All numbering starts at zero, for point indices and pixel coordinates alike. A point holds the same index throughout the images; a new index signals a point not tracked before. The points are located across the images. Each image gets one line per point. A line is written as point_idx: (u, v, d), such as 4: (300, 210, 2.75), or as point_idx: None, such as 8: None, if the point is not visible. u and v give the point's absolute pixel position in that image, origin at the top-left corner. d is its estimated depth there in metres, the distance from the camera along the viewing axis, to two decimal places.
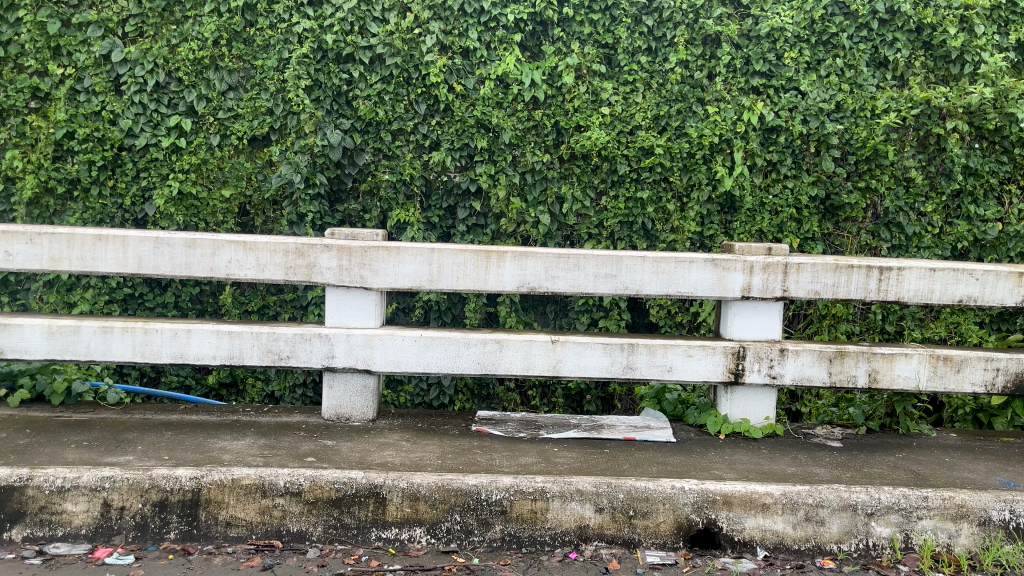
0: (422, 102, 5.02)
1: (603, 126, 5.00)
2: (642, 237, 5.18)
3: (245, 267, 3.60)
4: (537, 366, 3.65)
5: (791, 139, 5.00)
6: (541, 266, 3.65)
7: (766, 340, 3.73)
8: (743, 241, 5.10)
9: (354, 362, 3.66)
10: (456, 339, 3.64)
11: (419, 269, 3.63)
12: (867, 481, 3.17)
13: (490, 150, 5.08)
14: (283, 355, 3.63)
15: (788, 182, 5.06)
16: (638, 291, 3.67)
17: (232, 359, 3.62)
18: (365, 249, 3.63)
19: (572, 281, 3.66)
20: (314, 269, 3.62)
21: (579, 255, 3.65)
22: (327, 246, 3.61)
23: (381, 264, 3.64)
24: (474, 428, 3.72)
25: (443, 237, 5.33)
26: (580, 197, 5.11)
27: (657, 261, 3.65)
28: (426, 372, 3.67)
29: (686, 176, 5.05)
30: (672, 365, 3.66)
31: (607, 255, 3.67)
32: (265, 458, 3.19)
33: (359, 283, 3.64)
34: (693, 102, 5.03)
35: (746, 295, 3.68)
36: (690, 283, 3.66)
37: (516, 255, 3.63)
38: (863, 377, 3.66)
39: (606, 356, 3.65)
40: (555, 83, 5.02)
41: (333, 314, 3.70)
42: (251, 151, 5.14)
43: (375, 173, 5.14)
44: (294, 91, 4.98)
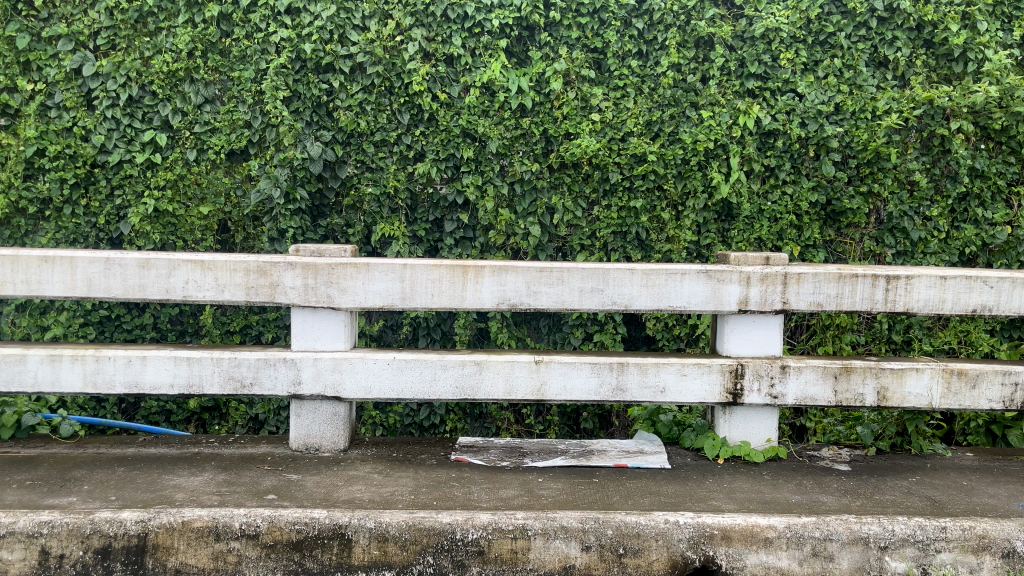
0: (405, 112, 4.84)
1: (593, 133, 4.83)
2: (636, 248, 4.97)
3: (203, 288, 3.42)
4: (519, 390, 3.45)
5: (790, 143, 4.82)
6: (523, 280, 3.45)
7: (766, 356, 3.54)
8: (741, 250, 4.90)
9: (322, 389, 3.47)
10: (432, 363, 3.45)
11: (391, 287, 3.44)
12: (879, 511, 2.96)
13: (477, 160, 4.90)
14: (246, 382, 3.43)
15: (787, 188, 4.86)
16: (627, 306, 3.47)
17: (190, 387, 3.43)
18: (331, 266, 3.44)
19: (555, 297, 3.47)
20: (278, 289, 3.43)
21: (563, 269, 3.45)
22: (291, 264, 3.42)
23: (349, 282, 3.45)
24: (455, 457, 3.52)
25: (430, 252, 5.14)
26: (571, 207, 4.92)
27: (646, 274, 3.45)
28: (401, 398, 3.47)
29: (680, 184, 4.86)
30: (665, 386, 3.45)
31: (593, 268, 3.47)
32: (221, 497, 3.00)
33: (325, 303, 3.45)
34: (686, 106, 4.85)
35: (743, 308, 3.48)
36: (682, 296, 3.46)
37: (495, 269, 3.44)
38: (871, 395, 3.45)
39: (595, 377, 3.45)
40: (542, 90, 4.85)
41: (299, 336, 3.52)
42: (229, 165, 4.96)
43: (358, 187, 4.95)
44: (272, 103, 4.81)
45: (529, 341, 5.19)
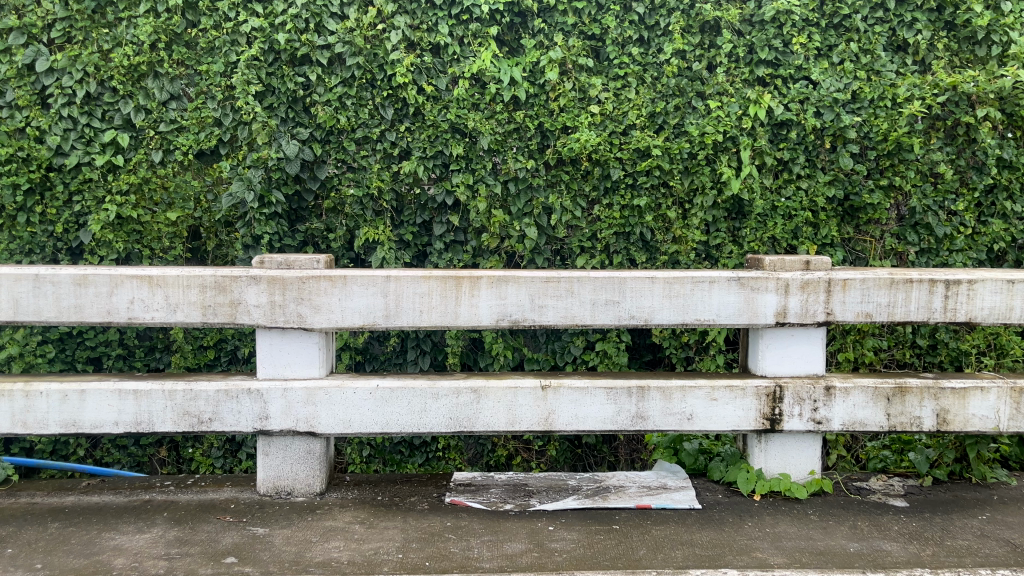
0: (388, 106, 4.46)
1: (593, 126, 4.47)
2: (640, 249, 4.60)
3: (151, 307, 3.12)
4: (524, 421, 3.17)
5: (804, 134, 4.47)
6: (526, 293, 3.17)
7: (808, 375, 3.28)
8: (753, 249, 4.55)
9: (292, 424, 3.17)
10: (418, 391, 3.17)
11: (372, 304, 3.15)
12: (956, 562, 2.63)
13: (466, 157, 4.52)
14: (204, 418, 3.14)
15: (802, 183, 4.51)
16: (648, 320, 3.20)
17: (137, 425, 3.14)
18: (299, 279, 3.13)
19: (563, 309, 3.19)
20: (241, 308, 3.13)
21: (571, 279, 3.18)
22: (253, 279, 3.12)
23: (322, 298, 3.15)
24: (451, 500, 3.16)
25: (418, 257, 4.76)
26: (570, 206, 4.55)
27: (667, 283, 3.18)
28: (386, 431, 3.18)
29: (687, 180, 4.51)
30: (693, 413, 3.20)
31: (607, 278, 3.20)
32: (170, 562, 2.62)
33: (296, 323, 3.15)
34: (691, 96, 4.50)
35: (781, 321, 3.21)
36: (711, 308, 3.20)
37: (494, 279, 3.17)
38: (930, 420, 3.21)
39: (611, 404, 3.18)
40: (537, 81, 4.48)
41: (265, 363, 3.20)
42: (198, 167, 4.57)
43: (339, 188, 4.57)
44: (243, 98, 4.42)
45: (526, 351, 4.80)
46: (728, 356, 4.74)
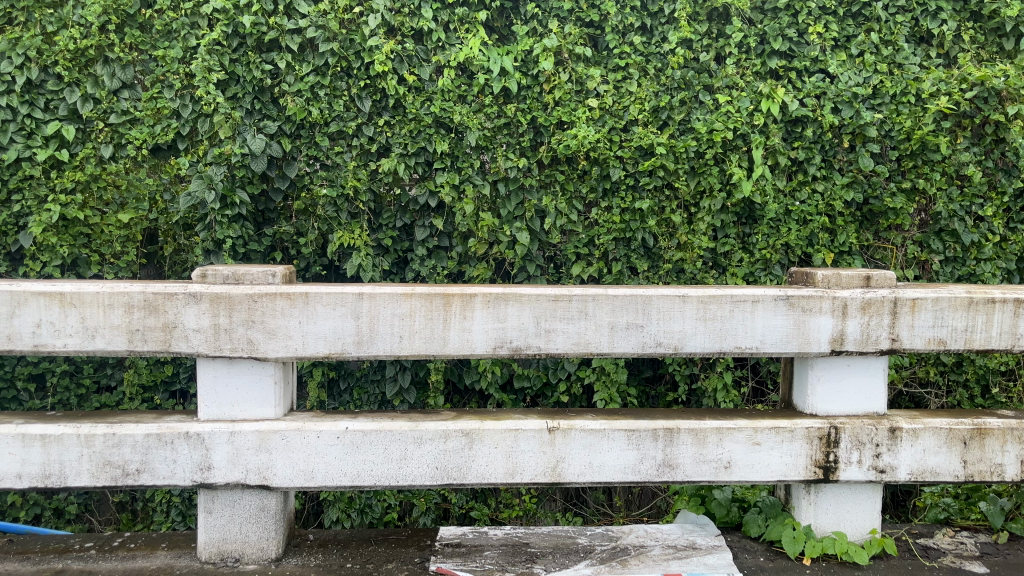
0: (366, 98, 4.03)
1: (591, 121, 4.07)
2: (642, 256, 4.21)
3: (63, 333, 2.71)
4: (524, 471, 2.85)
5: (821, 132, 4.11)
6: (530, 315, 2.82)
7: (867, 415, 2.99)
8: (764, 255, 4.17)
9: (240, 475, 2.79)
10: (395, 434, 2.82)
11: (340, 327, 2.78)
12: None
13: (451, 154, 4.11)
14: (131, 469, 2.76)
15: (817, 185, 4.14)
16: (678, 348, 2.88)
17: (48, 477, 2.75)
18: (250, 297, 2.74)
19: (575, 333, 2.85)
20: (178, 335, 2.74)
21: (584, 297, 2.83)
22: (189, 297, 2.72)
23: (278, 322, 2.77)
24: (437, 568, 2.82)
25: (399, 264, 4.33)
26: (565, 209, 4.14)
27: (701, 301, 2.86)
28: (358, 482, 2.82)
29: (694, 180, 4.12)
30: (731, 460, 2.90)
31: (630, 297, 2.86)
32: None
33: (246, 350, 2.77)
34: (698, 90, 4.13)
35: (836, 348, 2.90)
36: (753, 334, 2.88)
37: (491, 298, 2.81)
38: (1012, 466, 2.93)
39: (633, 450, 2.88)
40: (529, 72, 4.08)
41: (209, 400, 2.85)
42: (154, 164, 4.13)
43: (310, 188, 4.14)
44: (203, 87, 3.96)
45: (516, 367, 4.37)
46: (735, 374, 4.36)
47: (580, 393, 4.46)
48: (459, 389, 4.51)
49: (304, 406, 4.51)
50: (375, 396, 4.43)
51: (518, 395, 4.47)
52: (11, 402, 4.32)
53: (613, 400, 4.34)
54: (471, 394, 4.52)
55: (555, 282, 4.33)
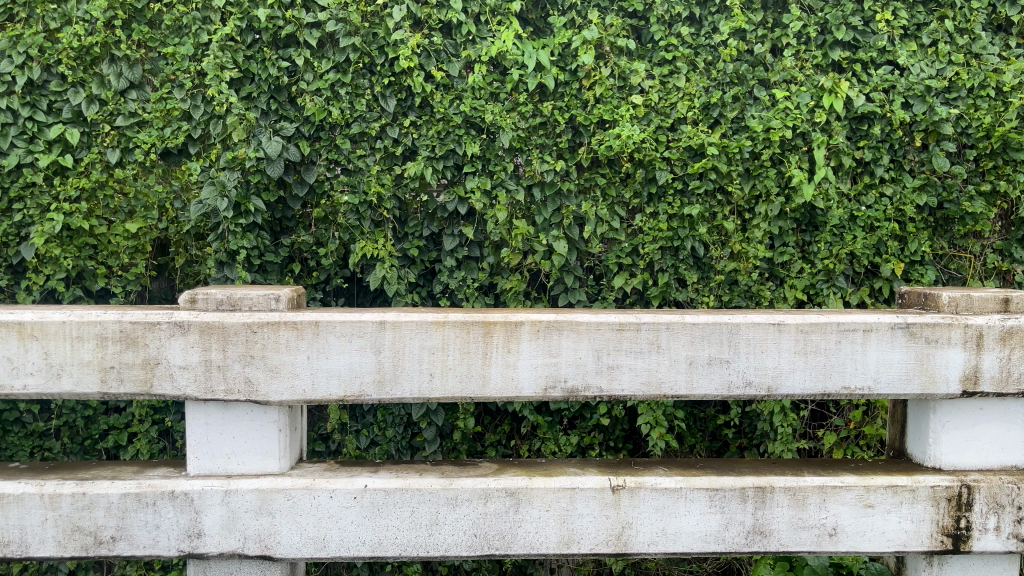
0: (391, 97, 3.73)
1: (635, 120, 3.73)
2: (691, 267, 3.86)
3: (25, 372, 2.45)
4: (585, 539, 2.61)
5: (890, 129, 3.73)
6: (588, 348, 2.55)
7: (1002, 469, 2.72)
8: (826, 265, 3.79)
9: (234, 541, 2.54)
10: (424, 494, 2.57)
11: (359, 363, 2.51)
12: None
13: (482, 157, 3.78)
14: (106, 536, 2.51)
15: (885, 188, 3.76)
16: (773, 389, 2.60)
17: (9, 546, 2.49)
18: (248, 327, 2.47)
19: (645, 370, 2.57)
20: (162, 373, 2.47)
21: (661, 328, 2.56)
22: (173, 331, 2.45)
23: (283, 358, 2.49)
24: None
25: (425, 276, 4.01)
26: (607, 216, 3.79)
27: (800, 331, 2.58)
28: (380, 549, 2.57)
29: (748, 184, 3.76)
30: (837, 525, 2.65)
31: (716, 328, 2.57)
32: None
33: (244, 390, 2.50)
34: (752, 85, 3.78)
35: (968, 389, 2.61)
36: (863, 372, 2.59)
37: (540, 328, 2.54)
38: None
39: (717, 514, 2.63)
40: (567, 66, 3.74)
41: (202, 453, 2.59)
42: (163, 169, 3.85)
43: (331, 194, 3.84)
44: (215, 86, 3.66)
45: None
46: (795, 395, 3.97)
47: (623, 415, 4.11)
48: (490, 410, 4.16)
49: (324, 428, 4.19)
50: (401, 418, 4.10)
51: (555, 417, 4.12)
52: (13, 424, 4.05)
53: (658, 423, 3.95)
54: (503, 416, 4.16)
55: (594, 295, 3.98)
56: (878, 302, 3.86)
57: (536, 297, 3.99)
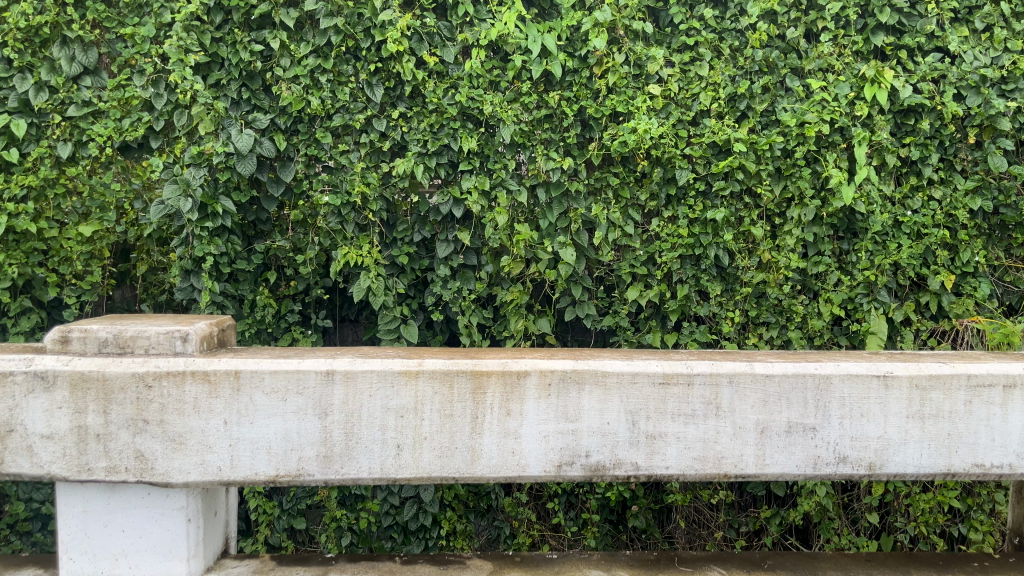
0: (378, 85, 3.30)
1: (652, 113, 3.31)
2: (714, 278, 3.43)
3: None
4: None
5: (940, 124, 3.32)
6: (618, 409, 2.35)
7: None
8: (867, 277, 3.36)
9: None
10: None
11: (294, 429, 2.29)
12: None
13: (480, 153, 3.36)
14: None
15: (934, 191, 3.35)
16: (880, 467, 2.39)
17: None
18: (140, 379, 2.24)
19: (698, 439, 2.36)
20: (18, 447, 2.24)
21: (745, 396, 2.35)
22: (33, 392, 2.22)
23: (186, 425, 2.26)
24: None
25: (416, 286, 3.59)
26: (621, 220, 3.37)
27: (913, 386, 2.37)
28: None
29: (779, 186, 3.34)
30: None
31: (812, 394, 2.36)
32: None
33: (136, 464, 2.26)
34: (784, 74, 3.35)
35: None
36: (998, 445, 2.38)
37: (552, 381, 2.33)
38: None
39: None
40: (577, 52, 3.31)
41: (84, 548, 2.37)
42: (122, 166, 3.43)
43: (311, 194, 3.42)
44: (178, 72, 3.21)
45: None
46: None
47: None
48: None
49: None
50: None
51: None
52: None
53: None
54: None
55: (605, 308, 3.55)
56: (924, 317, 3.44)
57: (539, 310, 3.56)
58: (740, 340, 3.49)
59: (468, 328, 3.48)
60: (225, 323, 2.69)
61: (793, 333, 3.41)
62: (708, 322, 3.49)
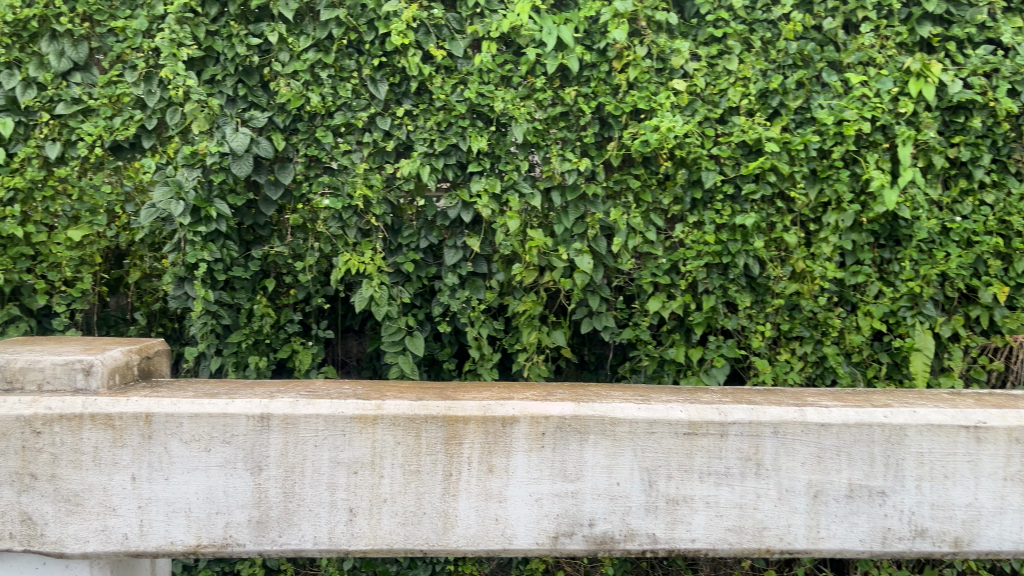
0: (383, 81, 3.10)
1: (677, 110, 3.06)
2: (743, 288, 3.17)
3: None
4: None
5: (992, 121, 3.05)
6: (631, 464, 2.31)
7: None
8: (911, 288, 3.09)
9: None
10: None
11: (212, 487, 2.27)
12: None
13: (490, 154, 3.14)
14: None
15: (985, 196, 3.09)
16: (967, 544, 2.34)
17: None
18: (29, 427, 2.23)
19: (734, 504, 2.32)
20: None
21: (812, 455, 2.30)
22: None
23: (82, 480, 2.25)
24: None
25: (422, 294, 3.38)
26: (642, 226, 3.13)
27: (1011, 441, 2.30)
28: None
29: (813, 189, 3.09)
30: None
31: (886, 452, 2.31)
32: None
33: (29, 523, 2.26)
34: (820, 68, 3.11)
35: None
36: None
37: (546, 431, 2.29)
38: None
39: None
40: (595, 45, 3.08)
41: None
42: (113, 167, 3.27)
43: (311, 197, 3.20)
44: (170, 67, 2.99)
45: None
46: None
47: None
48: None
49: None
50: None
51: None
52: None
53: None
54: None
55: (624, 320, 3.31)
56: (975, 333, 3.19)
57: (554, 322, 3.33)
58: (771, 356, 3.23)
59: (477, 340, 3.25)
60: (151, 351, 2.72)
61: (829, 349, 3.15)
62: (736, 335, 3.25)
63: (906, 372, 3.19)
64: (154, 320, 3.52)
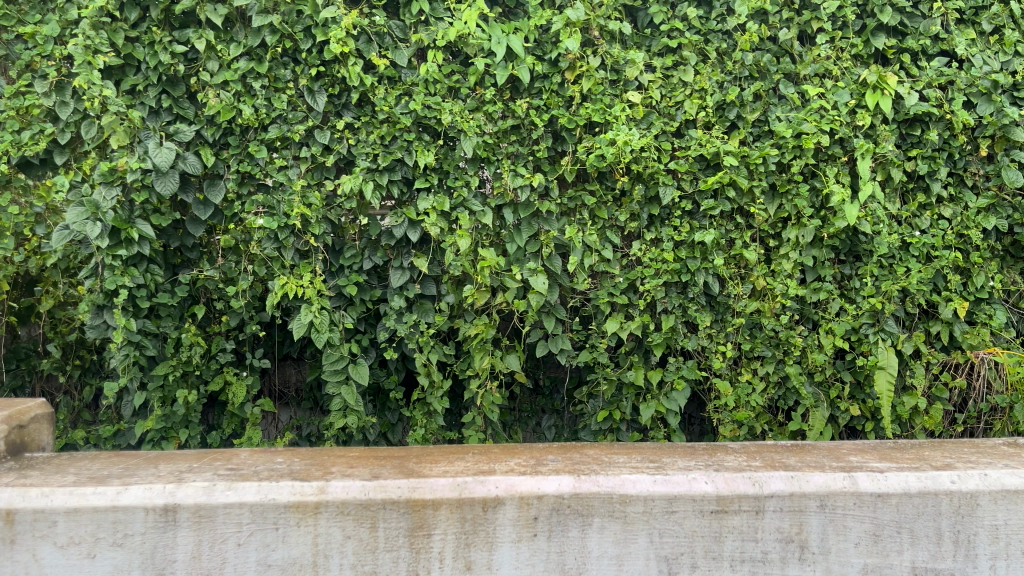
0: (321, 92, 2.89)
1: (632, 123, 2.94)
2: (702, 308, 3.05)
3: None
4: None
5: (949, 134, 3.01)
6: (649, 551, 2.19)
7: None
8: (872, 305, 3.01)
9: None
10: None
11: None
12: None
13: (438, 169, 2.97)
14: None
15: (943, 210, 3.05)
16: None
17: None
18: None
19: None
20: None
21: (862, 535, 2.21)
22: None
23: None
24: None
25: (366, 319, 3.17)
26: (598, 244, 2.99)
27: None
28: None
29: (773, 205, 2.99)
30: None
31: (941, 525, 2.23)
32: None
33: None
34: (777, 80, 3.01)
35: None
36: None
37: (540, 516, 2.15)
38: None
39: None
40: (546, 56, 2.93)
41: None
42: (22, 186, 2.98)
43: (244, 218, 2.97)
44: (85, 75, 2.73)
45: None
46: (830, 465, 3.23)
47: None
48: None
49: None
50: None
51: None
52: None
53: None
54: None
55: (581, 342, 3.17)
56: (935, 349, 3.13)
57: (508, 345, 3.15)
58: (732, 377, 3.12)
59: (427, 367, 3.05)
60: (25, 418, 2.51)
61: (791, 369, 3.05)
62: (696, 356, 3.12)
63: (869, 392, 3.12)
64: (69, 351, 3.26)
